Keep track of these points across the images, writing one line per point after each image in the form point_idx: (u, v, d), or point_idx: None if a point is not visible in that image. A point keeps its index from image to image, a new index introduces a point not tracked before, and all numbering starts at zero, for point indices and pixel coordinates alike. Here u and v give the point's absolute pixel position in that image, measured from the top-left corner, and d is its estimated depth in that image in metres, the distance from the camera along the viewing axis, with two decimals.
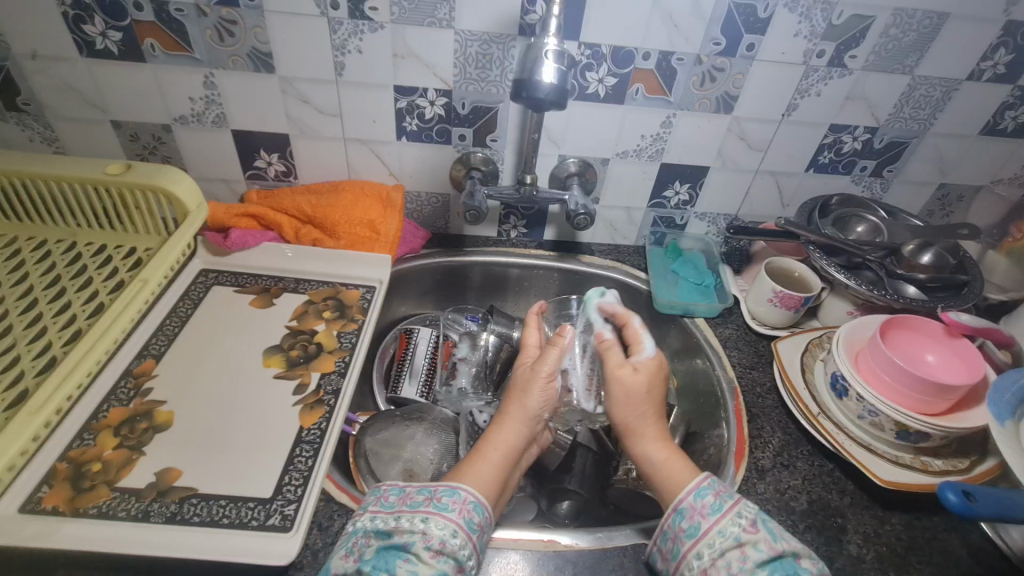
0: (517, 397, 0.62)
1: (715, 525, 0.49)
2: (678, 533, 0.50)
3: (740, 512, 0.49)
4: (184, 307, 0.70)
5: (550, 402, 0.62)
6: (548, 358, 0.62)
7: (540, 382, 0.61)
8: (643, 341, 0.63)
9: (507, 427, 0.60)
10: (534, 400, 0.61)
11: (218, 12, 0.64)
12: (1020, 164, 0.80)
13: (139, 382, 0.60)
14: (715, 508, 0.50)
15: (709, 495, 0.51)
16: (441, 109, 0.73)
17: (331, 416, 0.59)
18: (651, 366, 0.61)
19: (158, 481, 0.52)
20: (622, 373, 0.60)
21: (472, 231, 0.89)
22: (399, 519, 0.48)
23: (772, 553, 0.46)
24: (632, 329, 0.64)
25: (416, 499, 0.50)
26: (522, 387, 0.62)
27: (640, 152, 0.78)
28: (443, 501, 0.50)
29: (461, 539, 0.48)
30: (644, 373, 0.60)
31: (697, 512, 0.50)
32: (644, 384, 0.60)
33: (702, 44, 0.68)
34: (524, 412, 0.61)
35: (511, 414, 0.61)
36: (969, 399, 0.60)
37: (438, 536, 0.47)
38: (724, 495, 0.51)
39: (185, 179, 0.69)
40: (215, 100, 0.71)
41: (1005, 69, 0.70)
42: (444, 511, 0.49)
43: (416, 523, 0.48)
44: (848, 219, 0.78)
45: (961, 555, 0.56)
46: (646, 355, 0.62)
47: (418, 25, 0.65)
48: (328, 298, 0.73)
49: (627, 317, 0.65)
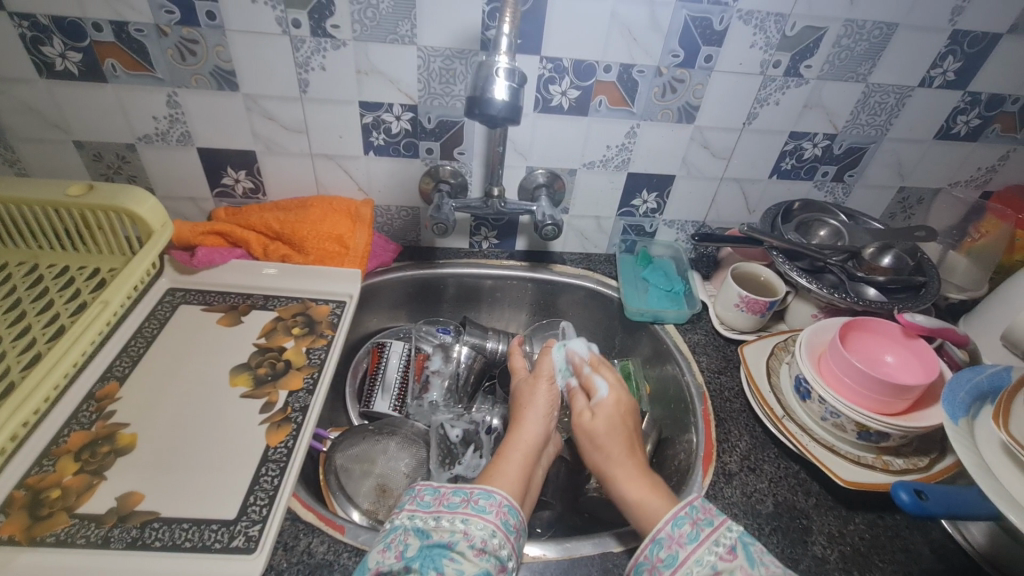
0: (526, 402, 0.63)
1: (693, 554, 0.47)
2: (654, 564, 0.49)
3: (717, 539, 0.48)
4: (150, 327, 0.69)
5: (556, 401, 0.64)
6: (545, 363, 0.67)
7: (542, 383, 0.65)
8: (596, 385, 0.64)
9: (524, 428, 0.60)
10: (541, 399, 0.63)
11: (179, 31, 0.64)
12: (975, 167, 0.83)
13: (101, 405, 0.59)
14: (692, 536, 0.48)
15: (686, 523, 0.50)
16: (407, 123, 0.73)
17: (298, 433, 0.59)
18: (608, 409, 0.62)
19: (118, 506, 0.51)
20: (581, 420, 0.62)
21: (444, 244, 0.89)
22: (439, 518, 0.49)
23: None
24: (586, 376, 0.65)
25: (453, 500, 0.50)
26: (527, 391, 0.64)
27: (607, 163, 0.79)
28: (480, 503, 0.50)
29: (500, 539, 0.48)
30: (600, 419, 0.61)
31: (674, 541, 0.49)
32: (603, 429, 0.60)
33: (662, 56, 0.69)
34: (536, 410, 0.62)
35: (525, 417, 0.61)
36: (927, 397, 0.61)
37: (480, 536, 0.47)
38: (702, 522, 0.49)
39: (147, 201, 0.68)
40: (180, 119, 0.71)
41: (954, 76, 0.72)
42: (483, 513, 0.49)
43: (457, 523, 0.48)
44: (811, 224, 0.81)
45: (923, 552, 0.57)
46: (602, 397, 0.63)
47: (381, 42, 0.66)
48: (298, 314, 0.74)
49: (582, 365, 0.66)
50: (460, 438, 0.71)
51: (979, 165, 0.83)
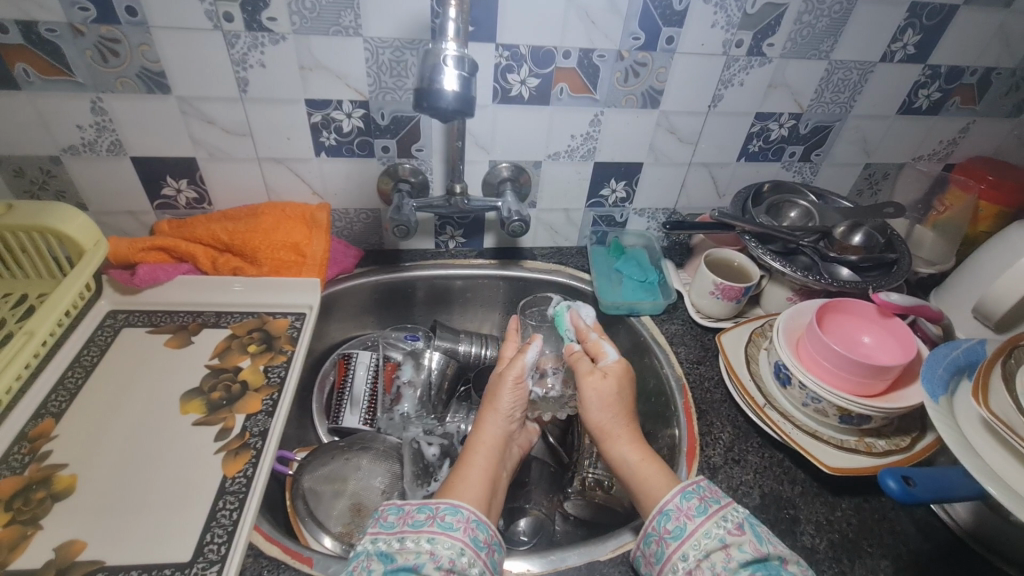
0: (489, 403, 0.59)
1: (702, 527, 0.47)
2: (662, 535, 0.48)
3: (725, 516, 0.47)
4: (89, 355, 0.64)
5: (522, 403, 0.59)
6: (516, 362, 0.60)
7: (509, 384, 0.59)
8: (605, 349, 0.61)
9: (484, 429, 0.58)
10: (504, 401, 0.58)
11: (97, 30, 0.58)
12: (937, 141, 0.83)
13: (35, 446, 0.54)
14: (701, 509, 0.48)
15: (694, 497, 0.49)
16: (359, 121, 0.69)
17: (258, 460, 0.55)
18: (618, 369, 0.59)
19: (57, 558, 0.46)
20: (591, 380, 0.57)
21: (408, 246, 0.85)
22: (403, 540, 0.46)
23: (757, 554, 0.44)
24: (592, 341, 0.63)
25: (417, 517, 0.47)
26: (491, 392, 0.59)
27: (572, 153, 0.77)
28: (446, 519, 0.47)
29: (469, 557, 0.45)
30: (613, 377, 0.58)
31: (683, 514, 0.48)
32: (614, 389, 0.57)
33: (622, 39, 0.66)
34: (498, 415, 0.58)
35: (485, 419, 0.58)
36: (905, 376, 0.61)
37: (447, 555, 0.44)
38: (710, 498, 0.49)
39: (77, 218, 0.63)
40: (108, 127, 0.65)
41: (915, 50, 0.72)
42: (449, 530, 0.46)
43: (422, 543, 0.45)
44: (780, 206, 0.79)
45: (910, 533, 0.56)
46: (610, 359, 0.60)
47: (323, 34, 0.61)
48: (254, 330, 0.69)
49: (588, 331, 0.65)
50: (437, 453, 0.68)
51: (941, 139, 0.83)
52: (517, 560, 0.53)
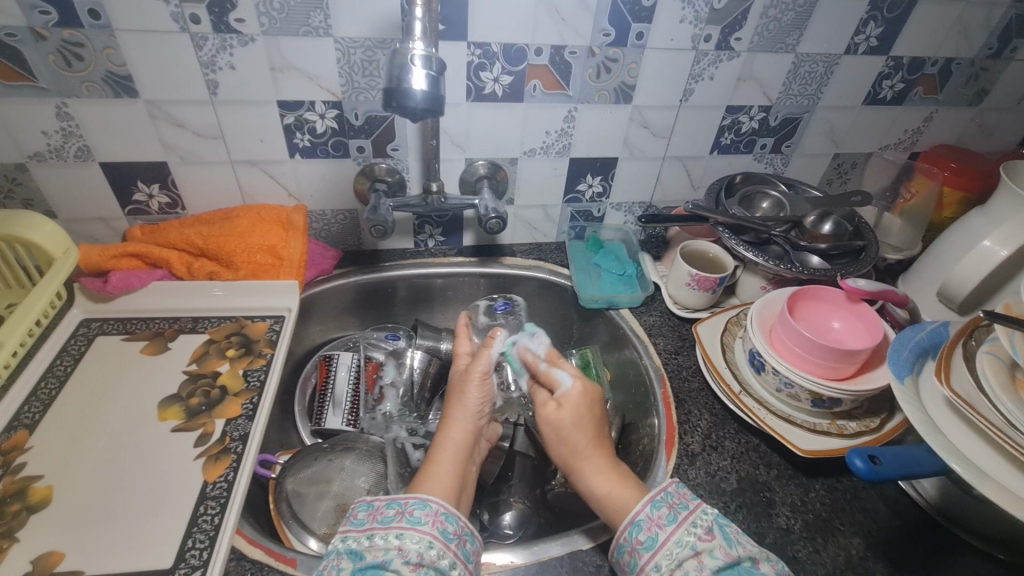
0: (456, 401, 0.59)
1: (672, 536, 0.48)
2: (635, 546, 0.49)
3: (695, 521, 0.49)
4: (63, 364, 0.63)
5: (490, 399, 0.60)
6: (481, 358, 0.61)
7: (475, 381, 0.60)
8: (557, 377, 0.60)
9: (451, 427, 0.58)
10: (471, 398, 0.59)
11: (59, 34, 0.57)
12: (902, 131, 0.85)
13: (8, 459, 0.53)
14: (670, 518, 0.49)
15: (663, 506, 0.50)
16: (332, 122, 0.69)
17: (238, 465, 0.55)
18: (575, 397, 0.58)
19: (34, 569, 0.46)
20: (546, 412, 0.59)
21: (387, 246, 0.85)
22: (372, 536, 0.46)
23: (728, 559, 0.46)
24: (544, 371, 0.61)
25: (387, 513, 0.48)
26: (458, 390, 0.60)
27: (548, 149, 0.77)
28: (415, 514, 0.47)
29: (438, 549, 0.45)
30: (568, 408, 0.58)
31: (654, 524, 0.49)
32: (569, 421, 0.57)
33: (593, 36, 0.67)
34: (466, 411, 0.58)
35: (454, 417, 0.58)
36: (874, 359, 0.62)
37: (416, 550, 0.45)
38: (678, 506, 0.50)
39: (44, 226, 0.63)
40: (75, 132, 0.64)
41: (877, 42, 0.74)
42: (417, 525, 0.47)
43: (391, 540, 0.45)
44: (753, 196, 0.81)
45: (880, 510, 0.58)
46: (565, 387, 0.59)
47: (293, 35, 0.61)
48: (232, 335, 0.69)
49: (536, 361, 0.62)
50: (421, 456, 0.68)
51: (905, 128, 0.85)
52: (500, 553, 0.54)
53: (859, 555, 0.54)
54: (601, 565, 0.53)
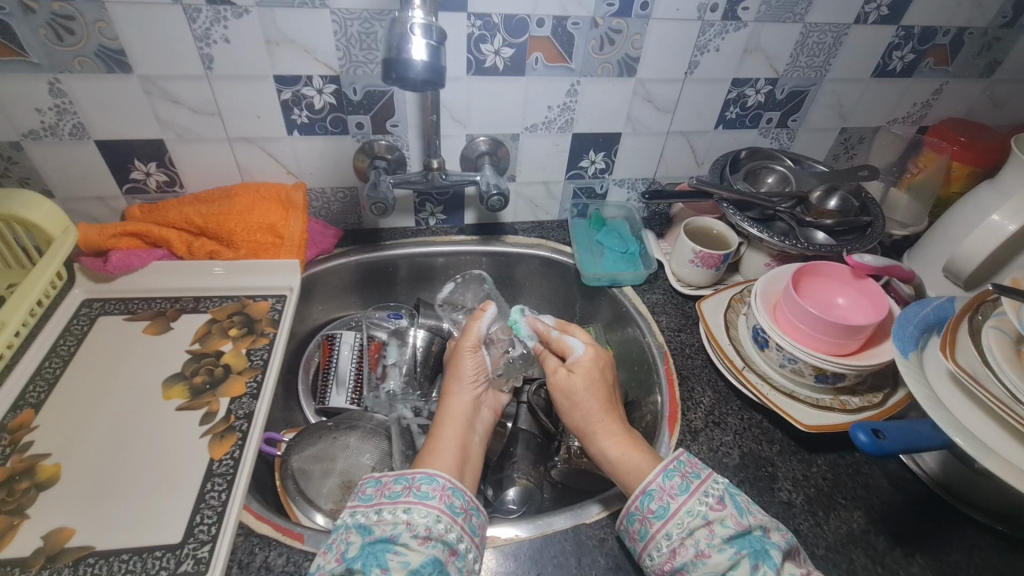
0: (451, 374, 0.61)
1: (683, 505, 0.48)
2: (645, 515, 0.49)
3: (706, 491, 0.48)
4: (66, 344, 0.63)
5: (482, 368, 0.62)
6: (471, 332, 0.63)
7: (468, 353, 0.62)
8: (570, 344, 0.61)
9: (452, 401, 0.59)
10: (466, 368, 0.61)
11: (49, 7, 0.55)
12: (911, 104, 0.84)
13: (15, 437, 0.54)
14: (682, 488, 0.49)
15: (676, 475, 0.50)
16: (330, 97, 0.67)
17: (245, 442, 0.56)
18: (585, 364, 0.59)
19: (45, 545, 0.47)
20: (557, 378, 0.59)
21: (388, 224, 0.84)
22: (380, 511, 0.46)
23: (739, 528, 0.46)
24: (557, 339, 0.63)
25: (395, 488, 0.48)
26: (452, 363, 0.62)
27: (550, 125, 0.76)
28: (422, 489, 0.48)
29: (446, 523, 0.46)
30: (579, 374, 0.58)
31: (665, 493, 0.49)
32: (581, 385, 0.58)
33: (596, 6, 0.65)
34: (462, 381, 0.60)
35: (450, 390, 0.60)
36: (878, 334, 0.62)
37: (424, 523, 0.45)
38: (690, 474, 0.50)
39: (42, 205, 0.62)
40: (68, 110, 0.63)
41: (888, 11, 0.72)
42: (425, 499, 0.47)
43: (399, 514, 0.46)
44: (758, 172, 0.80)
45: (882, 485, 0.59)
46: (577, 354, 0.60)
47: (288, 7, 0.59)
48: (234, 314, 0.69)
49: (548, 330, 0.64)
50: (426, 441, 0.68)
51: (914, 101, 0.83)
52: (503, 527, 0.55)
53: (860, 527, 0.55)
54: (606, 538, 0.54)
